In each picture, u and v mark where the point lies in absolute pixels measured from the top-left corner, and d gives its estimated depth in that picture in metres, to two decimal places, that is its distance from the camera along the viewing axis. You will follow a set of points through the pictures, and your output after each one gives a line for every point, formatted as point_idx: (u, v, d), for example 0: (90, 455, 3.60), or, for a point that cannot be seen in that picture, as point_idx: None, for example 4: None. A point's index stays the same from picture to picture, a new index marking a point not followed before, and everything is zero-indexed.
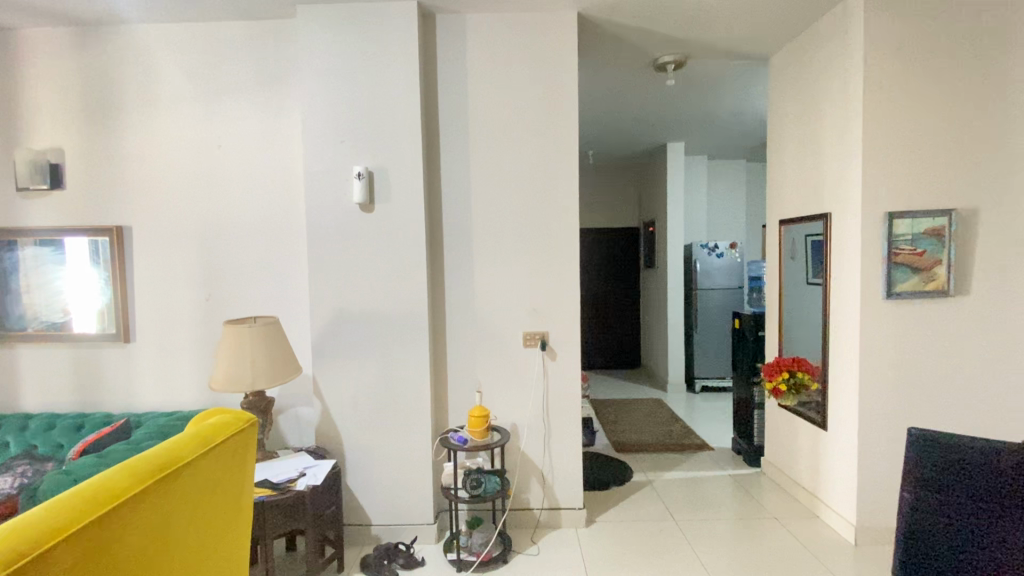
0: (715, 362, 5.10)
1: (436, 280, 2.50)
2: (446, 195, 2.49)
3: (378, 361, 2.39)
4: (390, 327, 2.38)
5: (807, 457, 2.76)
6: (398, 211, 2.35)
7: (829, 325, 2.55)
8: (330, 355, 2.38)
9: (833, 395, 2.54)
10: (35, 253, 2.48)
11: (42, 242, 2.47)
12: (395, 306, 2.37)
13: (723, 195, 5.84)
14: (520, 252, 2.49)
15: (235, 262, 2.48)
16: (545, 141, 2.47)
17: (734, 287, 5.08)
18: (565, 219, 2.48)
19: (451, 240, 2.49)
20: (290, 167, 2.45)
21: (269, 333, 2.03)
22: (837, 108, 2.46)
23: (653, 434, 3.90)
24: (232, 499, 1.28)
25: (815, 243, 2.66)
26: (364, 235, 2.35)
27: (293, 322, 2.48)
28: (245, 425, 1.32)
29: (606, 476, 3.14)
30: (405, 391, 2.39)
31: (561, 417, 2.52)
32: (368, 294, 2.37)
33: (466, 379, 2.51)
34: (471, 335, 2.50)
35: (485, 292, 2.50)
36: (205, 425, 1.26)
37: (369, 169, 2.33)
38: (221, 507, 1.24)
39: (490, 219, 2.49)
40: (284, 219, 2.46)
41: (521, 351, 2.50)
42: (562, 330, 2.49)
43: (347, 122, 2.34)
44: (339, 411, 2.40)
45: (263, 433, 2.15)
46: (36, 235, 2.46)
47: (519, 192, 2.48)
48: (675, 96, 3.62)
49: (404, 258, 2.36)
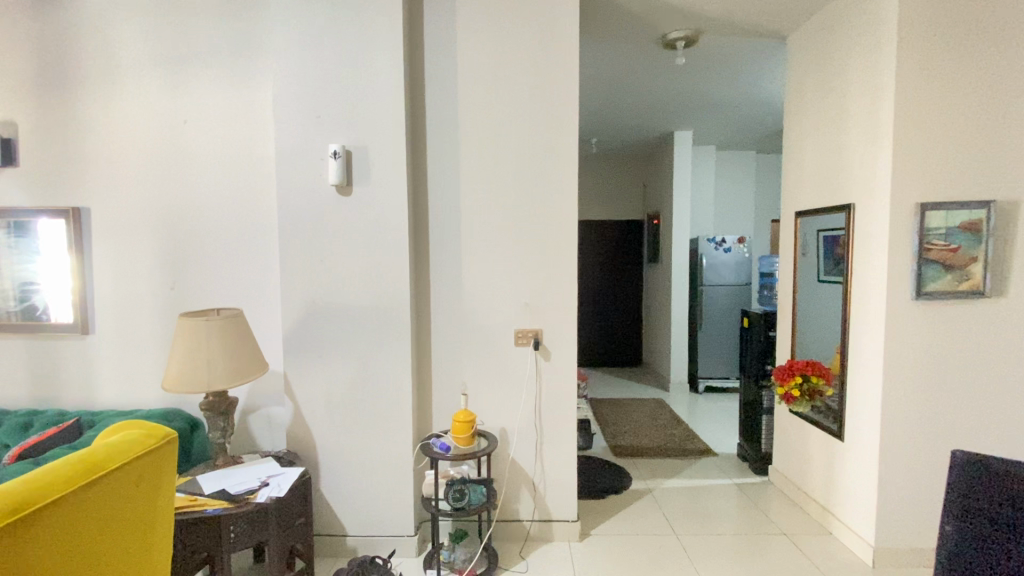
0: (720, 361, 4.88)
1: (421, 270, 2.29)
2: (433, 178, 2.28)
3: (355, 359, 2.19)
4: (368, 322, 2.18)
5: (820, 468, 2.55)
6: (378, 195, 2.14)
7: (849, 326, 2.33)
8: (304, 351, 2.19)
9: (852, 403, 2.33)
10: (10, 236, 2.27)
11: (19, 224, 2.27)
12: (374, 300, 2.17)
13: (732, 187, 5.60)
14: (512, 242, 2.27)
15: (203, 248, 2.28)
16: (541, 120, 2.25)
17: (741, 284, 4.86)
18: (563, 206, 2.26)
19: (438, 228, 2.28)
20: (262, 145, 2.24)
21: (229, 327, 1.82)
22: (864, 87, 2.23)
23: (654, 437, 3.70)
24: (139, 530, 1.09)
25: (835, 237, 2.44)
26: (341, 221, 2.14)
27: (264, 315, 2.28)
28: (159, 441, 1.14)
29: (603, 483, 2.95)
30: (384, 392, 2.20)
31: (554, 422, 2.32)
32: (344, 285, 2.16)
33: (452, 379, 2.31)
34: (458, 332, 2.30)
35: (474, 285, 2.29)
36: (111, 440, 1.08)
37: (346, 148, 2.12)
38: (124, 540, 1.05)
39: (480, 205, 2.27)
40: (254, 202, 2.25)
41: (512, 351, 2.30)
42: (556, 327, 2.29)
43: (323, 95, 2.13)
44: (312, 412, 2.21)
45: (224, 437, 1.95)
46: (15, 215, 2.26)
47: (513, 176, 2.26)
48: (684, 78, 3.39)
49: (385, 246, 2.15)
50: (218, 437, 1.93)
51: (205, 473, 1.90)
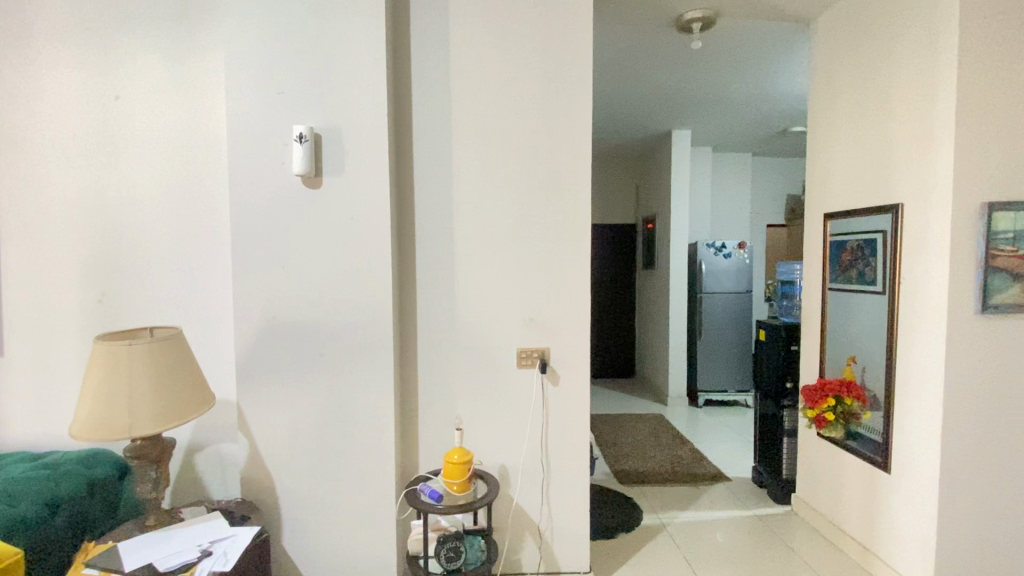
0: (721, 373, 4.62)
1: (405, 279, 1.92)
2: (421, 169, 1.91)
3: (326, 386, 1.81)
4: (342, 341, 1.80)
5: (859, 501, 2.27)
6: (355, 189, 1.77)
7: (896, 342, 2.05)
8: (263, 377, 1.80)
9: (900, 430, 2.05)
10: None
11: None
12: (349, 315, 1.79)
13: (729, 190, 5.36)
14: (515, 245, 1.93)
15: (138, 251, 1.87)
16: (549, 103, 1.92)
17: (742, 291, 4.61)
18: (574, 204, 1.94)
19: (426, 229, 1.92)
20: (213, 125, 1.85)
21: (161, 354, 1.42)
22: (915, 73, 1.97)
23: (659, 459, 3.38)
24: None
25: (871, 242, 2.18)
26: (309, 221, 1.77)
27: (213, 332, 1.87)
28: None
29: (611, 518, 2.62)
30: (362, 426, 1.82)
31: (563, 457, 1.98)
32: (312, 297, 1.78)
33: (443, 408, 1.94)
34: (450, 352, 1.93)
35: (468, 297, 1.93)
36: None
37: (315, 131, 1.75)
38: None
39: (477, 202, 1.92)
40: (203, 195, 1.85)
41: (513, 374, 1.95)
42: (566, 346, 1.95)
43: (286, 67, 1.75)
44: (272, 452, 1.82)
45: (156, 491, 1.54)
46: None
47: (516, 168, 1.92)
48: (695, 66, 3.11)
49: (362, 250, 1.78)
50: (148, 492, 1.52)
51: (130, 540, 1.48)
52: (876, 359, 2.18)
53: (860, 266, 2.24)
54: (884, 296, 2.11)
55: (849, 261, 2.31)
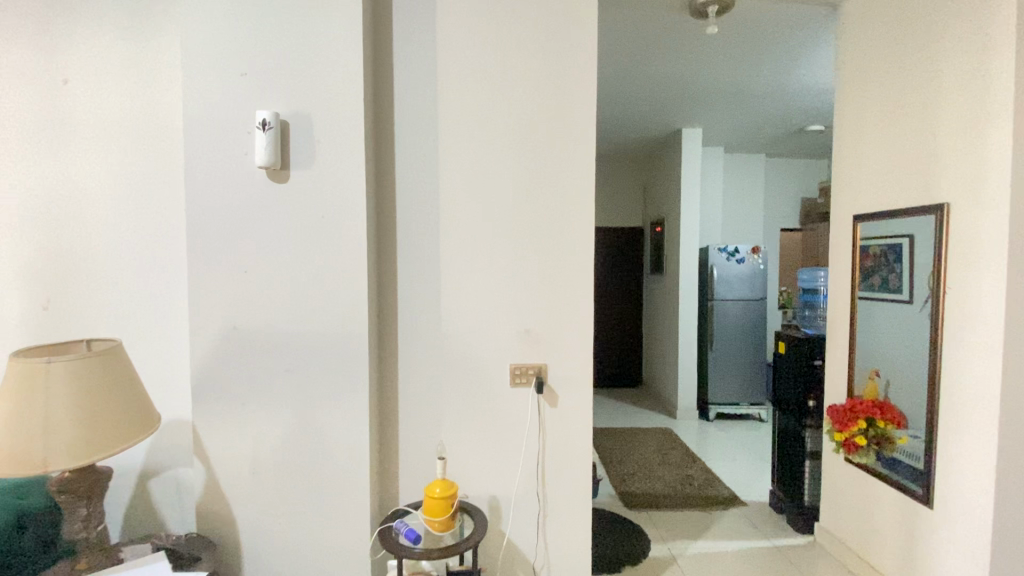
0: (733, 385, 4.37)
1: (384, 285, 1.70)
2: (403, 162, 1.70)
3: (293, 406, 1.60)
4: (313, 357, 1.59)
5: (894, 536, 2.03)
6: (327, 183, 1.56)
7: (941, 360, 1.82)
8: (222, 396, 1.59)
9: (945, 460, 1.81)
10: None
11: None
12: (320, 326, 1.58)
13: (741, 192, 5.12)
14: (509, 247, 1.71)
15: (85, 252, 1.66)
16: (549, 87, 1.71)
17: (756, 299, 4.37)
18: (575, 202, 1.72)
19: (408, 229, 1.70)
20: (170, 112, 1.65)
21: (87, 373, 1.22)
22: (963, 55, 1.74)
23: (667, 479, 3.14)
24: None
25: (897, 246, 1.99)
26: (275, 220, 1.56)
27: (169, 344, 1.67)
28: None
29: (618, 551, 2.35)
30: (334, 452, 1.61)
31: (561, 487, 1.75)
32: (278, 305, 1.58)
33: (426, 432, 1.72)
34: (435, 368, 1.72)
35: (455, 307, 1.71)
36: None
37: (281, 117, 1.54)
38: None
39: (466, 198, 1.71)
40: (159, 190, 1.65)
41: (506, 393, 1.72)
42: (565, 361, 1.73)
43: (249, 46, 1.54)
44: (232, 480, 1.61)
45: (89, 529, 1.33)
46: None
47: (510, 162, 1.71)
48: (708, 56, 2.89)
49: (336, 254, 1.57)
50: (78, 532, 1.32)
51: None
52: (914, 377, 1.93)
53: (883, 273, 2.06)
54: (912, 306, 1.94)
55: (869, 268, 2.14)
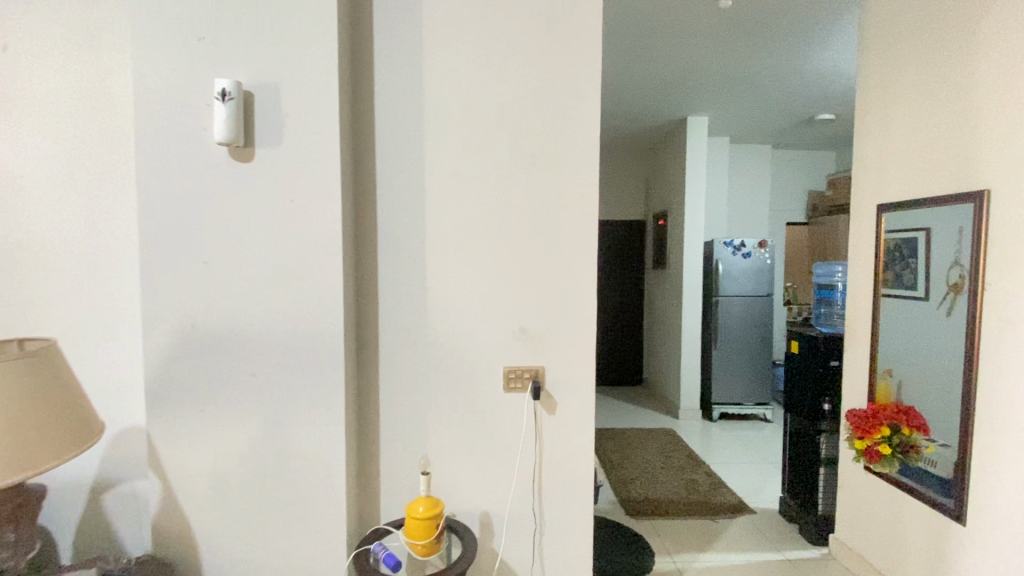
0: (738, 384, 4.21)
1: (363, 280, 1.53)
2: (383, 141, 1.52)
3: (260, 415, 1.43)
4: (281, 360, 1.42)
5: (920, 553, 1.87)
6: (296, 163, 1.38)
7: (977, 363, 1.65)
8: (179, 402, 1.42)
9: (980, 473, 1.65)
10: None
11: None
12: (289, 326, 1.41)
13: (747, 184, 4.95)
14: (503, 238, 1.54)
15: (22, 240, 1.46)
16: (546, 57, 1.52)
17: (762, 295, 4.20)
18: (576, 188, 1.54)
19: (390, 217, 1.53)
20: (120, 82, 1.45)
21: (12, 379, 1.04)
22: (1008, 24, 1.56)
23: (670, 484, 2.98)
24: None
25: (911, 241, 1.89)
26: (238, 206, 1.38)
27: (121, 344, 1.48)
28: None
29: (631, 558, 2.06)
30: (306, 466, 1.44)
31: (559, 503, 1.59)
32: (242, 302, 1.40)
33: (410, 442, 1.55)
34: (420, 371, 1.54)
35: (442, 304, 1.54)
36: None
37: (243, 87, 1.36)
38: None
39: (454, 183, 1.53)
40: (109, 170, 1.46)
41: (499, 399, 1.56)
42: (564, 364, 1.56)
43: (208, 7, 1.36)
44: (191, 496, 1.44)
45: (17, 558, 1.16)
46: None
47: (504, 142, 1.53)
48: (717, 34, 2.72)
49: (307, 244, 1.40)
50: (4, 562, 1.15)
51: None
52: (934, 383, 1.81)
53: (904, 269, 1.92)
54: (926, 304, 1.84)
55: (892, 263, 1.99)
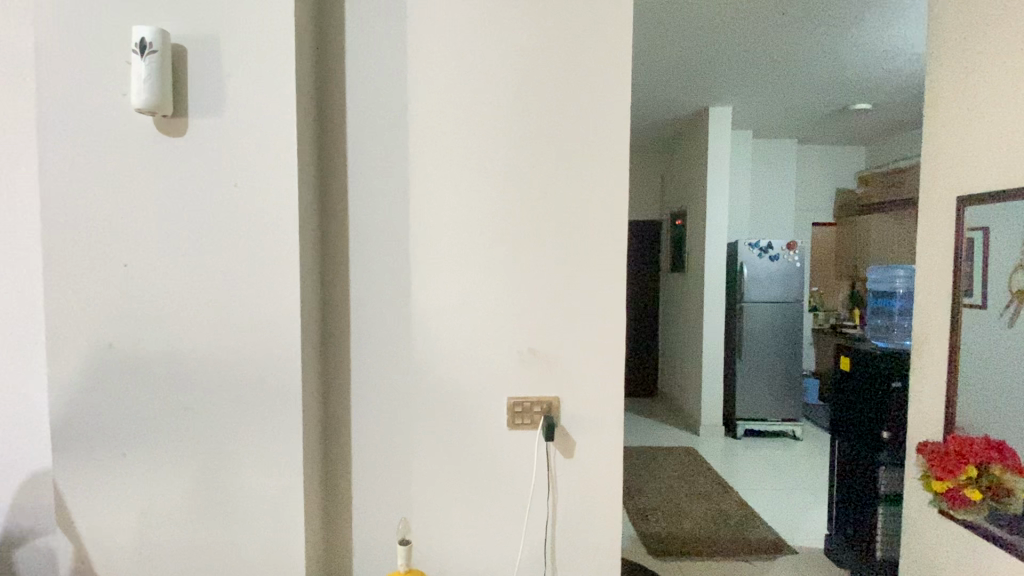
0: (765, 398, 3.86)
1: (332, 289, 1.21)
2: (356, 113, 1.20)
3: (197, 462, 1.11)
4: (221, 391, 1.11)
5: None
6: (237, 140, 1.07)
7: None
8: (93, 445, 1.11)
9: None
10: None
11: None
12: (233, 348, 1.10)
13: (771, 181, 4.60)
14: (507, 237, 1.22)
15: None
16: (559, 5, 1.20)
17: (790, 300, 3.86)
18: (599, 174, 1.22)
19: (364, 209, 1.21)
20: (15, 28, 1.13)
21: None
22: None
23: (697, 516, 2.64)
24: None
25: (969, 241, 1.62)
26: (168, 193, 1.07)
27: (24, 365, 1.17)
28: None
29: None
30: (256, 529, 1.13)
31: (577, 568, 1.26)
32: (173, 317, 1.09)
33: (391, 494, 1.23)
34: (402, 404, 1.23)
35: (430, 319, 1.22)
36: None
37: (160, 31, 1.02)
38: None
39: (445, 166, 1.20)
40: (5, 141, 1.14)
41: (502, 441, 1.23)
42: (583, 395, 1.24)
43: None
44: (109, 564, 1.12)
45: None
46: None
47: (509, 113, 1.20)
48: (750, 15, 2.39)
49: (256, 245, 1.08)
50: None
51: None
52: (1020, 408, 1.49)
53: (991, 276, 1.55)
54: (992, 313, 1.54)
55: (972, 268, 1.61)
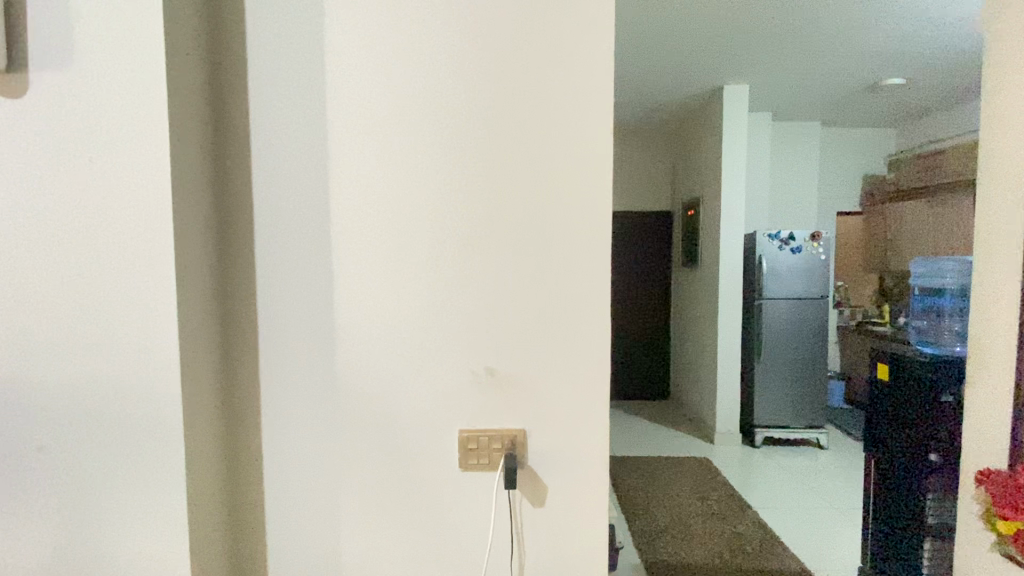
0: (786, 402, 3.54)
1: (239, 296, 0.96)
2: (260, 72, 0.94)
3: (56, 516, 0.87)
4: (84, 426, 0.86)
5: None
6: (90, 102, 0.82)
7: None
8: None
9: None
10: None
11: None
12: (96, 371, 0.86)
13: (792, 167, 4.25)
14: (455, 228, 0.95)
15: None
16: None
17: (814, 297, 3.53)
18: (572, 146, 0.94)
19: (273, 194, 0.95)
20: None
21: None
22: None
23: (710, 541, 2.35)
24: None
25: None
26: (7, 173, 0.83)
27: None
28: None
29: None
30: None
31: None
32: (19, 331, 0.85)
33: (314, 550, 0.99)
34: (326, 439, 0.97)
35: (358, 332, 0.96)
36: None
37: None
38: None
39: (374, 138, 0.94)
40: None
41: (453, 485, 0.97)
42: (555, 428, 0.97)
43: None
44: None
45: None
46: None
47: (455, 67, 0.93)
48: None
49: (118, 240, 0.84)
50: None
51: None
52: None
53: None
54: None
55: None
